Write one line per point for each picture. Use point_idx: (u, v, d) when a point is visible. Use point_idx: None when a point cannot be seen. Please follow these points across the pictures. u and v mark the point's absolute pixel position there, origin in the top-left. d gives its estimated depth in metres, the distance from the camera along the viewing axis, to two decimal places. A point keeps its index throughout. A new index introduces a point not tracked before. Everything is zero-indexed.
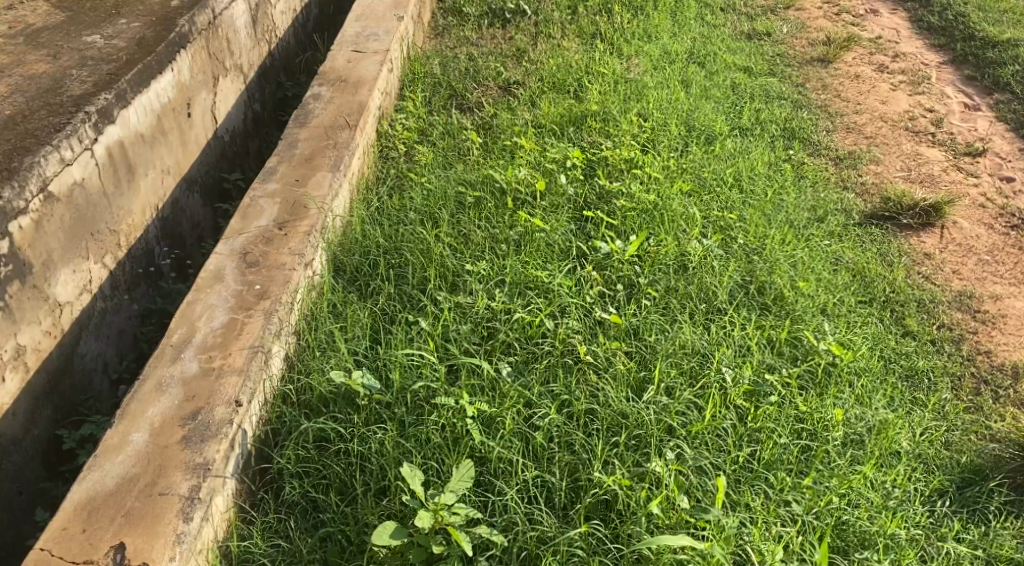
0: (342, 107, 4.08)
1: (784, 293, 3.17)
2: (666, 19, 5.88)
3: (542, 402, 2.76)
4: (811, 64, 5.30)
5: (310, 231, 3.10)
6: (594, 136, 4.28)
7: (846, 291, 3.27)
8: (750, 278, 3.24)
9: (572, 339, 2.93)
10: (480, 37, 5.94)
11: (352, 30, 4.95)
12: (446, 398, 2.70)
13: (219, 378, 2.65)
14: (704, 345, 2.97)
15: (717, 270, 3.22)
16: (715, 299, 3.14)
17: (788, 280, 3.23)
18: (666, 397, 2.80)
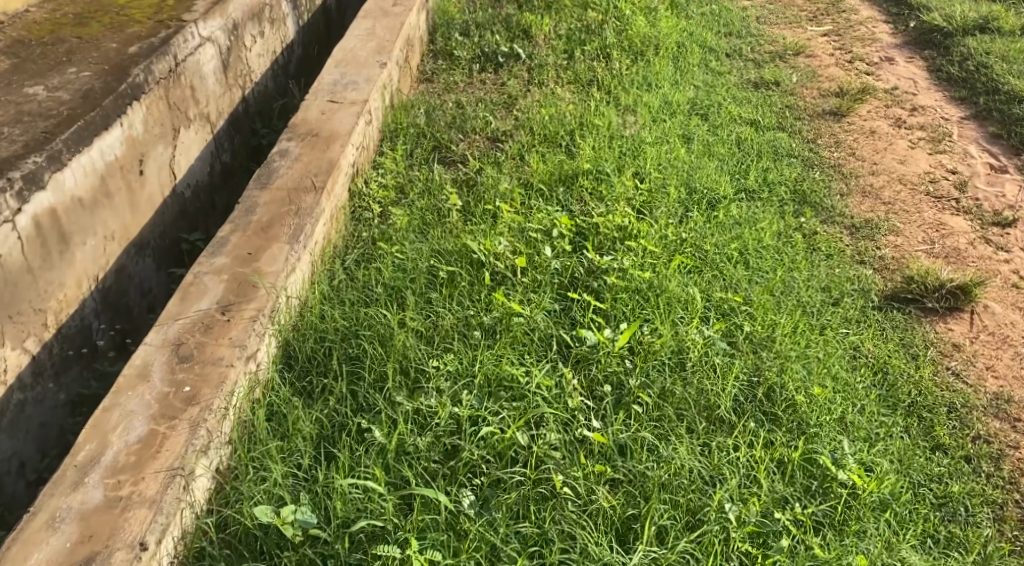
0: (310, 166, 3.73)
1: (795, 401, 2.82)
2: (669, 66, 5.55)
3: (508, 550, 2.43)
4: (823, 117, 4.95)
5: (257, 316, 2.78)
6: (586, 198, 3.92)
7: (867, 397, 2.90)
8: (758, 376, 2.90)
9: (547, 469, 2.60)
10: (471, 84, 5.62)
11: (330, 77, 4.62)
12: (390, 548, 2.38)
13: (126, 511, 2.34)
14: (705, 474, 2.64)
15: (719, 371, 2.88)
16: (715, 407, 2.81)
17: (800, 384, 2.87)
18: (659, 547, 2.47)
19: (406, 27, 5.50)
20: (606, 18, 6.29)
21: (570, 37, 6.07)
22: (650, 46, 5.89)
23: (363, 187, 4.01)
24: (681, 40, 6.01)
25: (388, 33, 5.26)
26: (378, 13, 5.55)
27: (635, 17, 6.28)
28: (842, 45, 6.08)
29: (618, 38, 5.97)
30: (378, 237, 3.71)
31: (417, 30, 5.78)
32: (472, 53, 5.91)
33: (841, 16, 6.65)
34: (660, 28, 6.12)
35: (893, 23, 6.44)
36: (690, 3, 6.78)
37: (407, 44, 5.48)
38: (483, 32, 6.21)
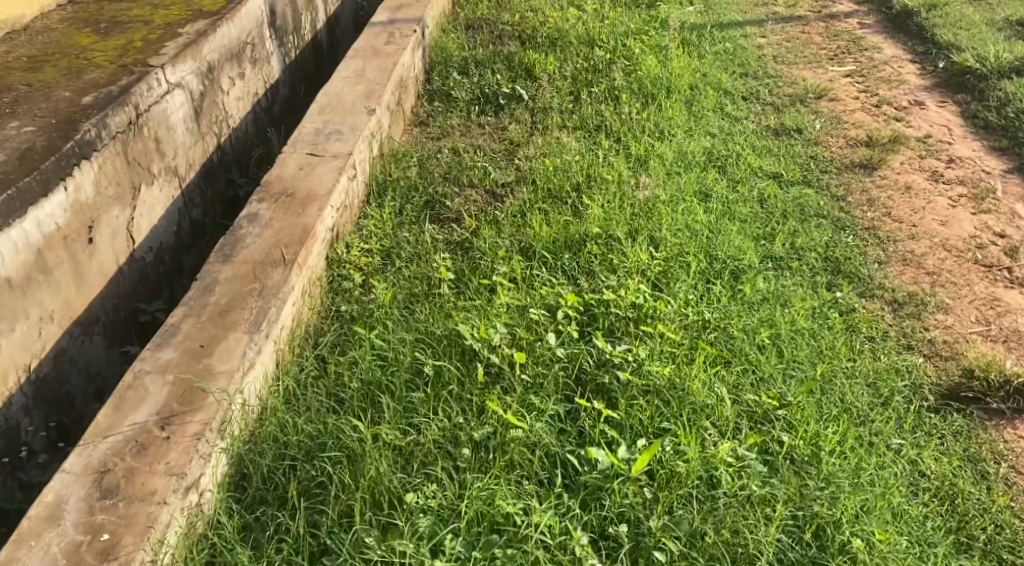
0: (281, 234, 3.29)
1: (854, 549, 2.40)
2: (682, 112, 5.13)
3: None
4: (853, 169, 4.51)
5: (199, 438, 2.46)
6: (595, 268, 3.48)
7: (939, 537, 2.51)
8: (804, 513, 2.51)
9: None
10: (468, 128, 5.19)
11: (312, 126, 4.18)
12: None
13: None
14: None
15: (757, 508, 2.50)
16: (759, 555, 2.41)
17: (856, 524, 2.47)
18: None
19: (400, 67, 5.06)
20: (614, 57, 5.88)
21: (575, 77, 5.66)
22: (661, 87, 5.47)
23: (345, 252, 3.56)
24: (694, 82, 5.59)
25: (379, 75, 4.82)
26: (369, 52, 5.12)
27: (645, 56, 5.88)
28: (866, 88, 5.66)
29: (627, 80, 5.55)
30: (361, 317, 3.26)
31: (411, 69, 5.36)
32: (469, 94, 5.49)
33: (862, 55, 6.24)
34: (671, 69, 5.70)
35: (919, 63, 6.04)
36: (702, 40, 6.37)
37: (400, 85, 5.05)
38: (482, 71, 5.79)
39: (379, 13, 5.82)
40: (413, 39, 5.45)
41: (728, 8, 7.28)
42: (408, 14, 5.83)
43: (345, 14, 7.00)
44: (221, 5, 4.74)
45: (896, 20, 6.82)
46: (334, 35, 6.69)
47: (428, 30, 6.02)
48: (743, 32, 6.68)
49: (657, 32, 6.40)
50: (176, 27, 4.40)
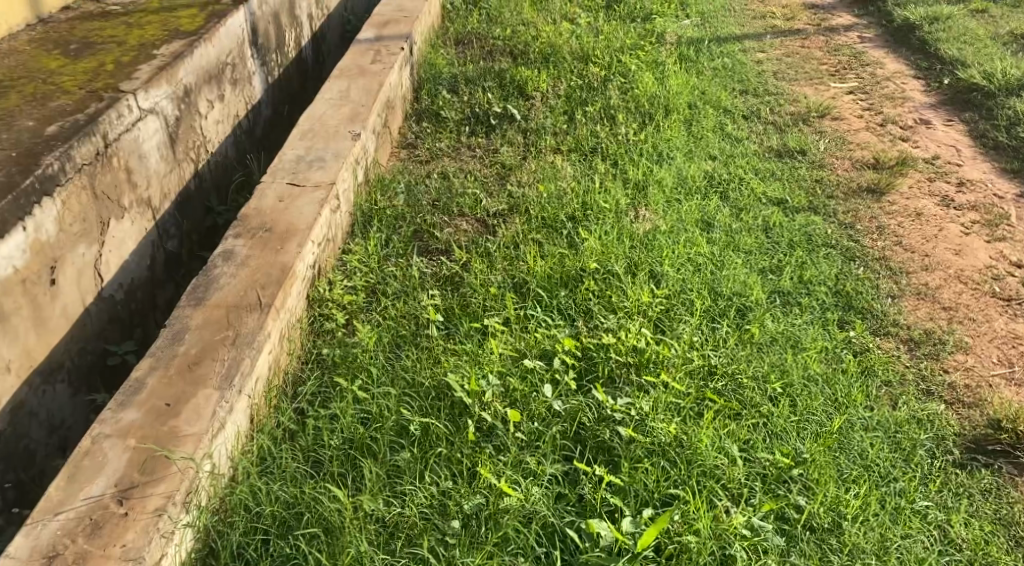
0: (258, 273, 3.08)
1: None
2: (681, 133, 4.94)
3: None
4: (861, 193, 4.33)
5: (158, 517, 2.28)
6: (593, 306, 3.29)
7: None
8: None
9: None
10: (458, 150, 4.99)
11: (293, 152, 3.98)
12: None
13: None
14: None
15: None
16: None
17: None
18: None
19: (386, 88, 4.86)
20: (609, 73, 5.70)
21: (570, 96, 5.47)
22: (659, 106, 5.28)
23: (327, 290, 3.36)
24: (692, 100, 5.40)
25: (365, 96, 4.62)
26: (354, 72, 4.92)
27: (642, 72, 5.69)
28: (870, 105, 5.48)
29: (623, 98, 5.37)
30: (344, 362, 3.03)
31: (398, 89, 5.16)
32: (460, 113, 5.29)
33: (864, 71, 6.07)
34: (668, 87, 5.52)
35: (923, 78, 5.87)
36: (699, 56, 6.19)
37: (387, 107, 4.85)
38: (473, 89, 5.60)
39: (366, 30, 5.63)
40: (401, 57, 5.25)
41: (725, 21, 7.11)
42: (396, 31, 5.64)
43: (331, 29, 6.80)
44: (198, 24, 4.54)
45: (899, 32, 6.69)
46: (319, 51, 6.49)
47: (416, 47, 5.83)
48: (741, 46, 6.50)
49: (653, 47, 6.21)
50: (150, 48, 4.19)
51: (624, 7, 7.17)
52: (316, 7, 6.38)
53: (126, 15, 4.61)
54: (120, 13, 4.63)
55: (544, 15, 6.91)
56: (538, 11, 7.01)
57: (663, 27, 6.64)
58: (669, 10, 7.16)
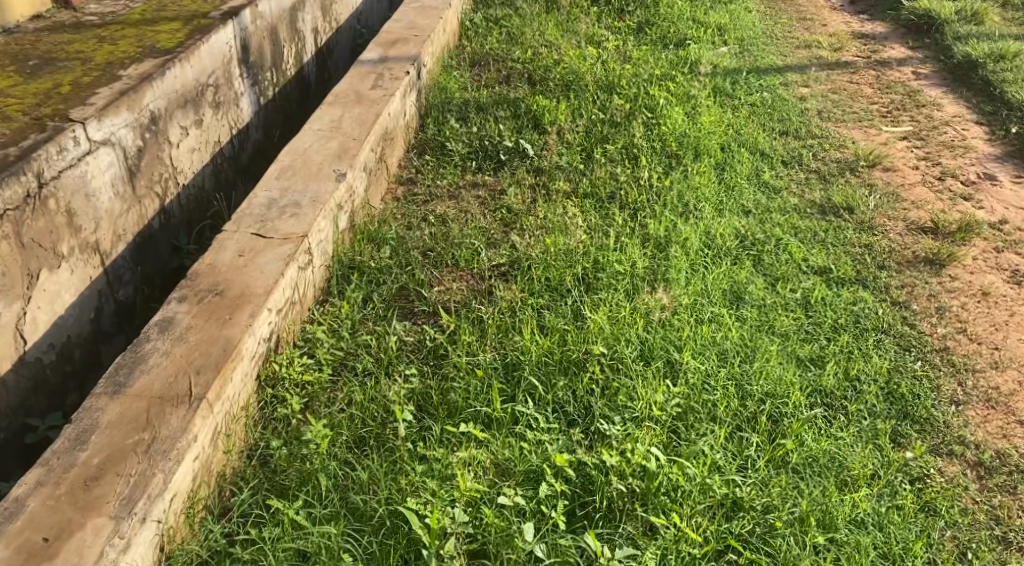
0: (194, 352, 2.53)
1: None
2: (713, 182, 4.42)
3: None
4: (917, 263, 3.77)
5: None
6: (594, 403, 2.74)
7: None
8: None
9: None
10: (458, 187, 4.49)
11: (266, 194, 3.43)
12: None
13: None
14: None
15: None
16: None
17: None
18: None
19: (385, 119, 4.35)
20: (637, 106, 5.18)
21: (591, 132, 4.96)
22: (690, 146, 4.75)
23: (286, 368, 2.79)
24: (726, 141, 4.87)
25: (358, 126, 4.10)
26: (352, 99, 4.41)
27: (672, 107, 5.17)
28: (927, 155, 4.93)
29: (650, 136, 4.85)
30: (292, 467, 2.52)
31: (400, 117, 4.66)
32: (466, 146, 4.80)
33: (920, 113, 5.52)
34: (701, 126, 5.00)
35: (987, 125, 5.33)
36: (736, 89, 5.66)
37: (384, 138, 4.33)
38: (481, 119, 5.10)
39: (371, 50, 5.14)
40: (405, 83, 4.77)
41: (765, 50, 6.57)
42: (403, 52, 5.14)
43: (338, 44, 6.31)
44: (177, 40, 4.00)
45: (958, 70, 6.20)
46: (324, 67, 6.00)
47: (426, 70, 5.33)
48: (782, 79, 5.96)
49: (686, 77, 5.69)
50: (118, 67, 3.66)
51: (657, 31, 6.69)
52: (322, 19, 5.90)
53: (98, 26, 4.10)
54: (94, 24, 4.12)
55: (568, 39, 6.45)
56: (562, 34, 6.55)
57: (698, 54, 6.11)
58: (706, 35, 6.63)
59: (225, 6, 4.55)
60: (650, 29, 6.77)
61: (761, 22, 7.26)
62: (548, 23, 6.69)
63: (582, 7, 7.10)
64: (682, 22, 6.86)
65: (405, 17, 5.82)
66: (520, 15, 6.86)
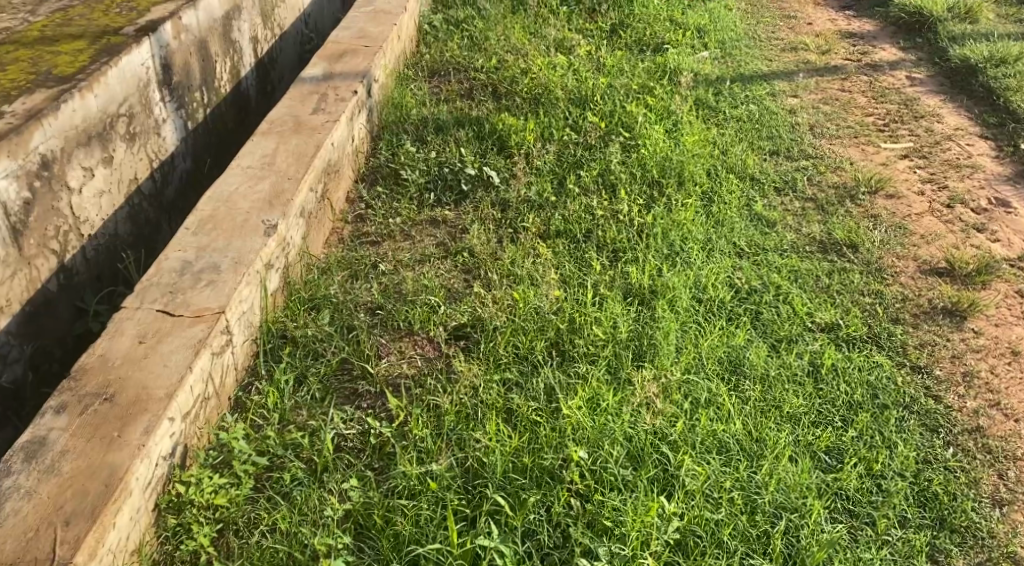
0: (62, 498, 2.15)
1: None
2: (700, 216, 3.95)
3: None
4: (936, 314, 3.28)
5: None
6: (573, 530, 2.42)
7: None
8: None
9: None
10: (416, 223, 3.98)
11: (180, 253, 2.90)
12: None
13: None
14: None
15: None
16: None
17: None
18: None
19: (329, 149, 3.82)
20: (613, 128, 4.72)
21: (563, 156, 4.47)
22: (672, 172, 4.29)
23: (196, 488, 2.40)
24: (711, 165, 4.43)
25: (294, 162, 3.56)
26: (288, 127, 3.87)
27: (651, 127, 4.72)
28: (932, 176, 4.48)
29: (628, 162, 4.38)
30: None
31: (347, 145, 4.12)
32: (424, 174, 4.32)
33: (919, 126, 5.10)
34: (683, 147, 4.55)
35: (992, 140, 4.90)
36: (719, 102, 5.25)
37: (327, 173, 3.79)
38: (441, 144, 4.64)
39: (314, 65, 4.59)
40: (352, 105, 4.23)
41: (750, 54, 6.14)
42: (350, 67, 4.60)
43: (283, 50, 5.80)
44: (78, 64, 3.50)
45: (956, 75, 5.78)
46: (267, 79, 5.49)
47: (377, 84, 4.81)
48: (768, 88, 5.53)
49: (665, 89, 5.24)
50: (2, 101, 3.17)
51: (632, 33, 6.23)
52: (262, 26, 5.36)
53: None
54: None
55: (537, 44, 5.96)
56: (530, 39, 6.07)
57: (677, 61, 5.66)
58: (685, 38, 6.18)
59: (141, 19, 4.02)
60: (625, 31, 6.30)
61: (743, 22, 6.81)
62: (514, 27, 6.21)
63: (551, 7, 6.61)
64: (659, 23, 6.40)
65: (354, 23, 5.29)
66: (485, 17, 6.36)
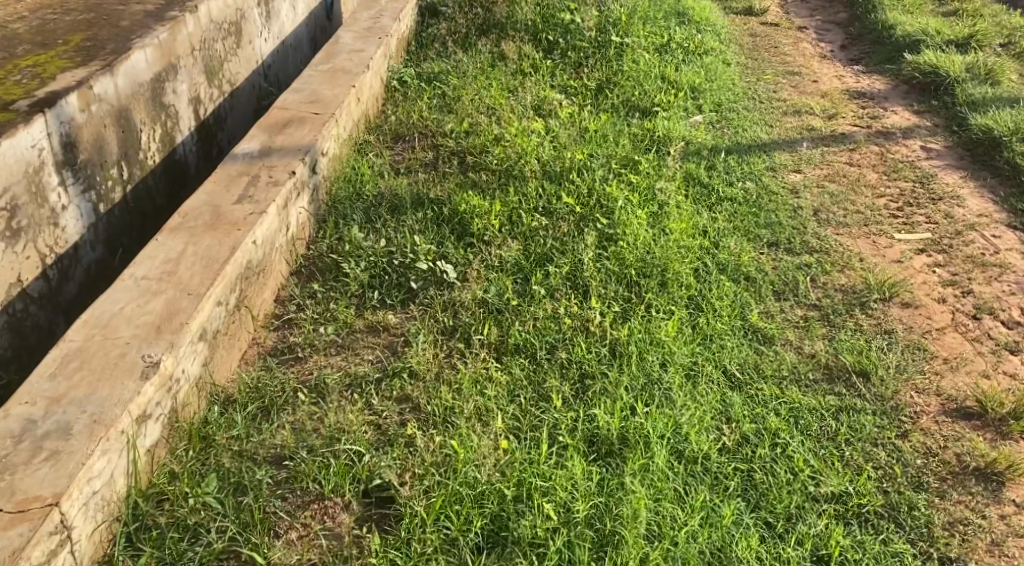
0: None
1: None
2: (684, 331, 3.38)
3: None
4: (969, 479, 2.78)
5: None
6: None
7: None
8: None
9: None
10: (352, 331, 3.38)
11: (25, 408, 2.41)
12: None
13: None
14: None
15: None
16: None
17: None
18: None
19: (249, 250, 3.25)
20: (589, 212, 4.18)
21: (532, 246, 3.91)
22: (654, 270, 3.73)
23: None
24: (700, 262, 3.85)
25: (199, 271, 2.98)
26: (203, 222, 3.29)
27: (634, 212, 4.18)
28: (954, 277, 3.93)
29: (605, 256, 3.82)
30: None
31: (278, 237, 3.56)
32: (368, 268, 3.73)
33: (937, 210, 4.55)
34: (670, 236, 4.02)
35: (1021, 231, 4.37)
36: (713, 176, 4.71)
37: (247, 276, 3.22)
38: (393, 228, 4.07)
39: (252, 138, 4.06)
40: (286, 191, 3.66)
41: (748, 117, 5.61)
42: (291, 141, 4.05)
43: (234, 111, 5.25)
44: None
45: (977, 148, 5.26)
46: (212, 142, 4.94)
47: (326, 157, 4.25)
48: (768, 161, 4.99)
49: (653, 163, 4.71)
50: None
51: (620, 93, 5.72)
52: (206, 85, 4.81)
53: None
54: None
55: (514, 107, 5.44)
56: (507, 99, 5.55)
57: (668, 128, 5.14)
58: (677, 100, 5.67)
59: (41, 90, 3.47)
60: (612, 91, 5.78)
61: (741, 79, 6.29)
62: (490, 85, 5.70)
63: (534, 62, 6.10)
64: (649, 81, 5.88)
65: (306, 86, 4.75)
66: (460, 74, 5.85)
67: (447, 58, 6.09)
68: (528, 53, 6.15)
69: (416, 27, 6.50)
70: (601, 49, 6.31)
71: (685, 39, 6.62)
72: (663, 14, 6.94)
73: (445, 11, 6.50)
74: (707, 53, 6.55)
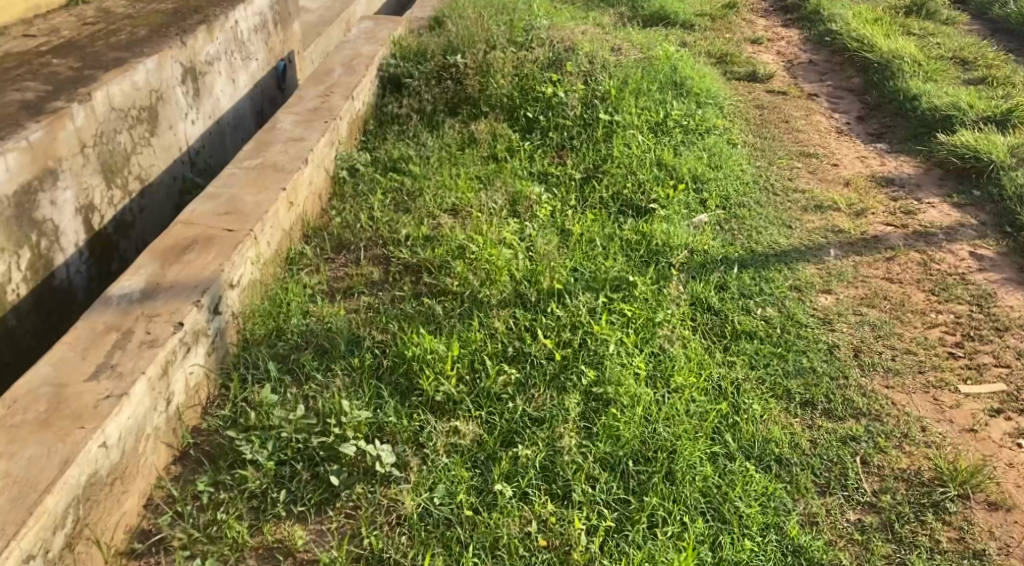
0: None
1: None
2: (703, 559, 2.63)
3: None
4: None
5: None
6: None
7: None
8: None
9: None
10: (242, 558, 2.58)
11: None
12: None
13: None
14: None
15: None
16: None
17: None
18: None
19: (93, 457, 2.44)
20: (572, 358, 3.27)
21: (496, 414, 3.03)
22: (657, 452, 2.90)
23: None
24: (716, 442, 2.98)
25: (2, 510, 2.26)
26: (33, 417, 2.47)
27: (630, 360, 3.28)
28: None
29: (593, 432, 2.95)
30: None
31: (150, 420, 2.69)
32: (276, 452, 2.82)
33: (1006, 345, 3.71)
34: (673, 397, 3.15)
35: None
36: (724, 299, 3.83)
37: (91, 496, 2.44)
38: (320, 386, 3.15)
39: (138, 269, 3.20)
40: (167, 352, 2.77)
41: (762, 214, 4.75)
42: (188, 275, 3.16)
43: (146, 210, 4.34)
44: None
45: None
46: (112, 254, 4.07)
47: (236, 290, 3.35)
48: (790, 277, 4.09)
49: (650, 285, 3.82)
50: None
51: (611, 185, 4.86)
52: (103, 187, 3.95)
53: None
54: None
55: (486, 204, 4.53)
56: (477, 192, 4.65)
57: (667, 233, 4.26)
58: (677, 194, 4.80)
59: None
60: (601, 181, 4.91)
61: (749, 163, 5.42)
62: (457, 174, 4.81)
63: (510, 145, 5.22)
64: (644, 168, 5.00)
65: (225, 189, 3.88)
66: (423, 160, 4.94)
67: (410, 140, 5.22)
68: (503, 133, 5.28)
69: (374, 100, 5.61)
70: (588, 128, 5.44)
71: (684, 115, 5.76)
72: (658, 86, 6.08)
73: (410, 83, 5.61)
74: (710, 131, 5.69)
